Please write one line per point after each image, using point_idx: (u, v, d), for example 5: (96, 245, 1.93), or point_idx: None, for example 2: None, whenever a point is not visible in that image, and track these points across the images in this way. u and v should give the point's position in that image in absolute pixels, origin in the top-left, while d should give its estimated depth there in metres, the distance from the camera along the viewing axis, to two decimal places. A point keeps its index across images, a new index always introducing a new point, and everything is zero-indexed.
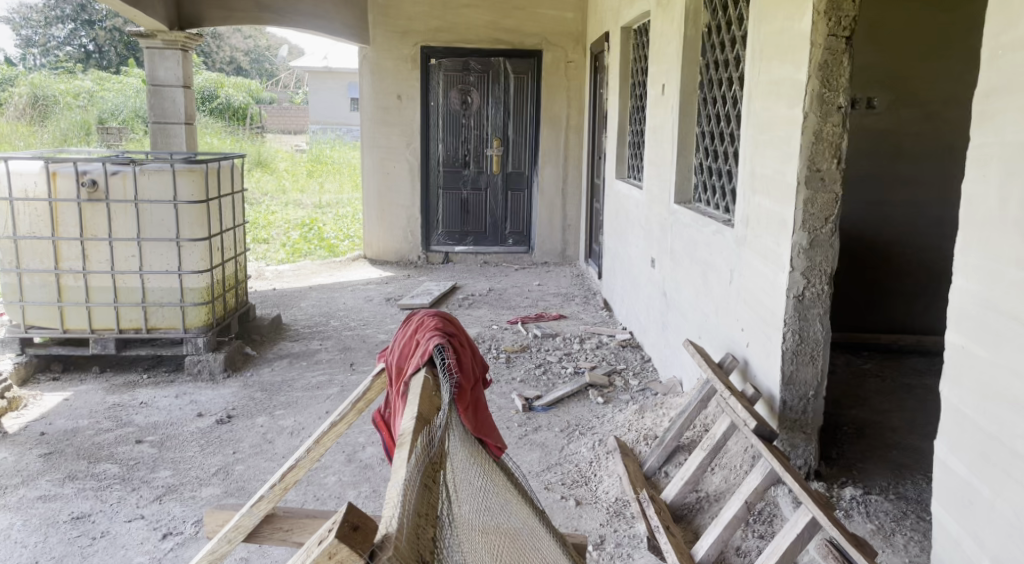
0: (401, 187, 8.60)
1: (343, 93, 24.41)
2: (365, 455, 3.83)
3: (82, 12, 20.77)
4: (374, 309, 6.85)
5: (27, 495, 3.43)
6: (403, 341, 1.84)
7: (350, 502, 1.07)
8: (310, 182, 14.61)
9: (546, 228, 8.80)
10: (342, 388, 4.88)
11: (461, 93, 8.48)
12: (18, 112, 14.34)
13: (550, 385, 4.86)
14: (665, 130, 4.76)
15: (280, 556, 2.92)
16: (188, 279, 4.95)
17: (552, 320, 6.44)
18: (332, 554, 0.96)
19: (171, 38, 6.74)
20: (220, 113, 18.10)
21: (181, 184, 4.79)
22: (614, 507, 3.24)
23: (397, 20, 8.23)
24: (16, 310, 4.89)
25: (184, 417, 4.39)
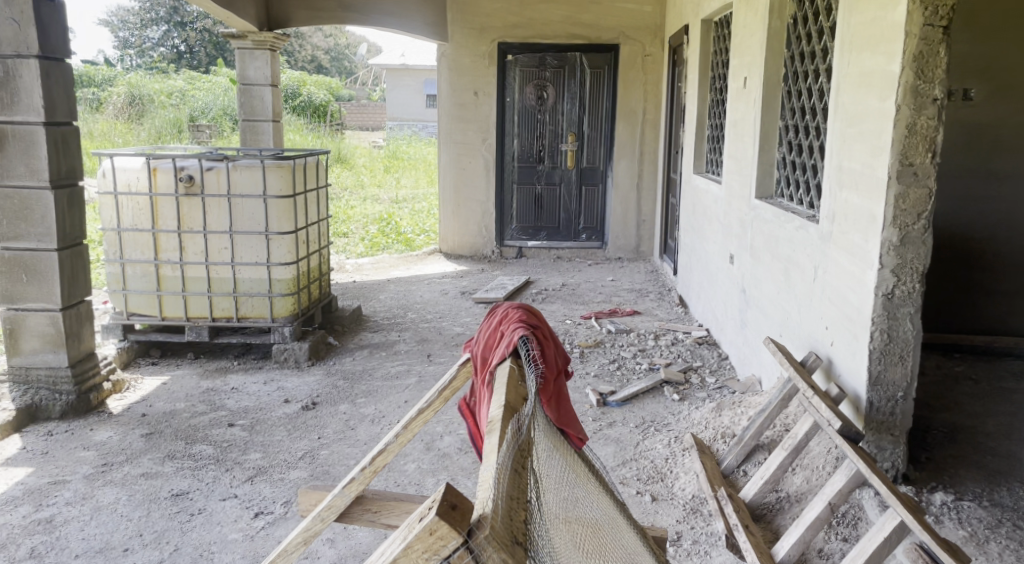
0: (477, 182, 8.68)
1: (419, 90, 24.76)
2: (443, 444, 3.92)
3: (175, 15, 21.74)
4: (450, 302, 6.96)
5: (131, 472, 3.65)
6: (487, 333, 1.88)
7: (448, 484, 1.08)
8: (387, 177, 14.92)
9: (621, 223, 8.75)
10: (419, 379, 5.00)
11: (537, 88, 8.50)
12: (117, 112, 15.20)
13: (624, 381, 4.85)
14: (746, 123, 4.68)
15: (364, 539, 3.02)
16: (276, 271, 5.15)
17: (626, 316, 6.41)
18: (433, 531, 1.00)
19: (260, 39, 7.00)
20: (302, 110, 18.67)
21: (270, 179, 4.97)
22: (691, 504, 3.23)
23: (475, 16, 8.30)
24: (119, 298, 5.16)
25: (272, 402, 4.58)
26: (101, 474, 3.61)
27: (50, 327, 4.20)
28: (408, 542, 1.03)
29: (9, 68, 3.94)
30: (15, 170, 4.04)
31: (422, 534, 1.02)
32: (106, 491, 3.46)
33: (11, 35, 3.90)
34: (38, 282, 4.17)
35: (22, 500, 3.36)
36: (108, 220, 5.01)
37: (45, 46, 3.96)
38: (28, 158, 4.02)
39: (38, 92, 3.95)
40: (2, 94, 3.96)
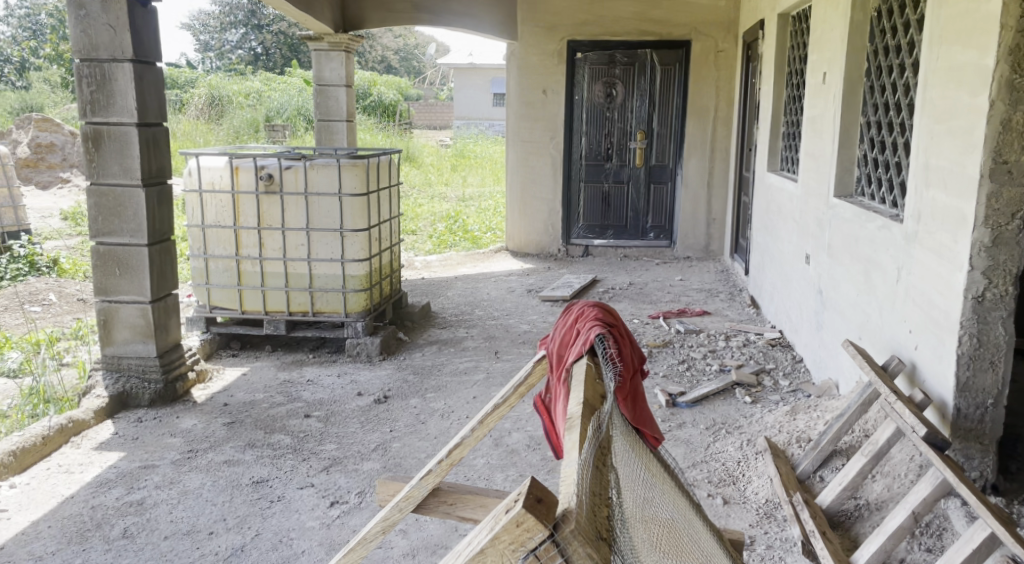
0: (544, 180, 8.69)
1: (486, 89, 24.86)
2: (511, 440, 3.95)
3: (253, 18, 22.48)
4: (517, 300, 6.99)
5: (215, 459, 3.79)
6: (563, 330, 1.88)
7: (533, 477, 1.09)
8: (454, 176, 15.04)
9: (690, 221, 8.62)
10: (487, 375, 5.04)
11: (606, 85, 8.46)
12: (197, 112, 15.79)
13: (694, 382, 4.78)
14: (825, 119, 4.56)
15: (436, 531, 3.08)
16: (350, 267, 5.27)
17: (695, 316, 6.32)
18: (519, 523, 1.02)
19: (336, 41, 7.19)
20: (372, 110, 19.00)
21: (345, 177, 5.09)
22: (765, 509, 3.17)
23: (545, 14, 8.30)
24: (202, 292, 5.36)
25: (346, 395, 4.68)
26: (187, 460, 3.76)
27: (140, 318, 4.39)
28: (493, 532, 1.05)
29: (105, 72, 4.13)
30: (110, 169, 4.23)
31: (509, 526, 1.03)
32: (192, 476, 3.61)
33: (107, 39, 4.10)
34: (130, 275, 4.36)
35: (115, 483, 3.52)
36: (193, 217, 5.20)
37: (138, 50, 4.14)
38: (121, 158, 4.21)
39: (131, 94, 4.13)
40: (99, 96, 4.15)
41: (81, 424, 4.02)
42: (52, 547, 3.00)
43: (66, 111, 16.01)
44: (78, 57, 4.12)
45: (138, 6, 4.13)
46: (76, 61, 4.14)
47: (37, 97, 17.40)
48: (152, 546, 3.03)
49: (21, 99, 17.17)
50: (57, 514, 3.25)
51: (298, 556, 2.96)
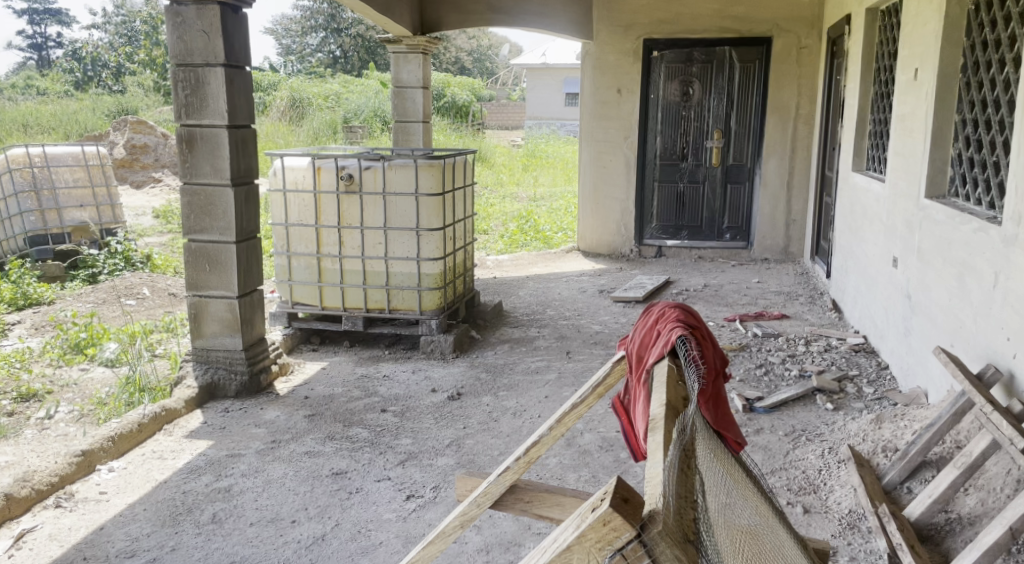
0: (617, 180, 8.63)
1: (558, 89, 24.80)
2: (584, 441, 3.93)
3: (332, 22, 23.02)
4: (588, 300, 6.96)
5: (296, 450, 3.90)
6: (643, 331, 1.85)
7: (619, 476, 1.11)
8: (525, 176, 15.07)
9: (768, 222, 8.41)
10: (559, 374, 5.04)
11: (682, 84, 8.34)
12: (280, 114, 16.28)
13: (773, 387, 4.67)
14: (916, 117, 4.38)
15: (510, 528, 3.10)
16: (425, 266, 5.35)
17: (773, 320, 6.16)
18: (607, 521, 1.04)
19: (414, 43, 7.37)
20: (446, 111, 19.26)
21: (422, 177, 5.17)
22: (848, 519, 3.08)
23: (621, 13, 8.22)
24: (285, 288, 5.52)
25: (420, 391, 4.75)
26: (271, 450, 3.89)
27: (228, 312, 4.56)
28: (580, 529, 1.08)
29: (199, 77, 4.30)
30: (202, 169, 4.41)
31: (596, 524, 1.06)
32: (275, 466, 3.72)
33: (201, 45, 4.27)
34: (218, 271, 4.54)
35: (205, 469, 3.67)
36: (277, 216, 5.35)
37: (229, 55, 4.30)
38: (212, 159, 4.39)
39: (223, 98, 4.30)
40: (193, 99, 4.33)
41: (173, 413, 4.21)
42: (147, 529, 3.15)
43: (158, 114, 16.75)
44: (174, 62, 4.31)
45: (230, 12, 4.29)
46: (172, 66, 4.32)
47: (132, 101, 18.26)
48: (238, 531, 3.14)
49: (117, 103, 18.04)
50: (151, 498, 3.40)
51: (376, 547, 3.02)
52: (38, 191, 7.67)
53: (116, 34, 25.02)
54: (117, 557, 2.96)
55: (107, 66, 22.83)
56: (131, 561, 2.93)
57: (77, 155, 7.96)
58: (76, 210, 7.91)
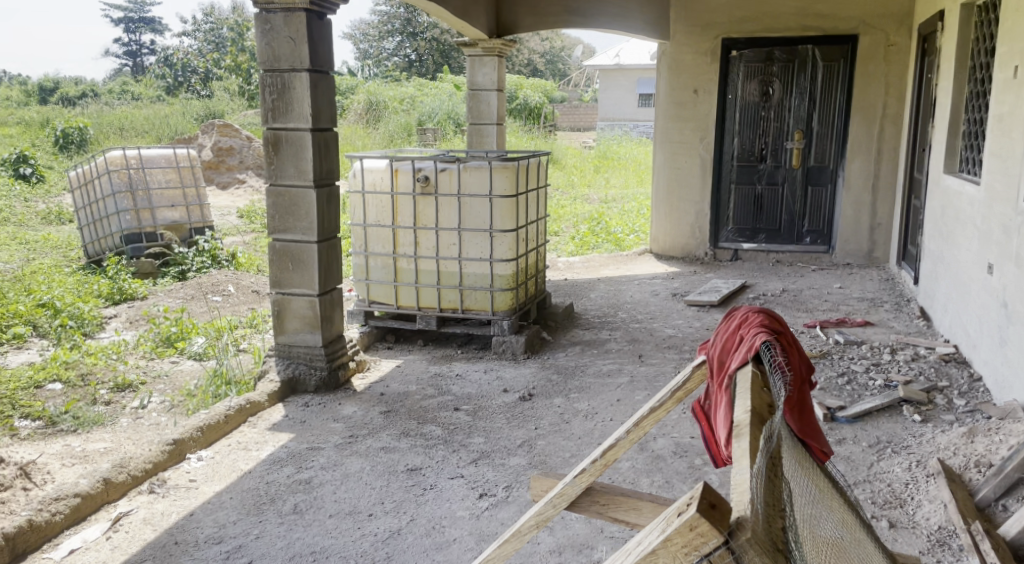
0: (693, 182, 8.49)
1: (631, 89, 24.62)
2: (657, 446, 3.88)
3: (408, 26, 23.52)
4: (661, 304, 6.88)
5: (373, 445, 3.98)
6: (725, 335, 1.80)
7: (706, 483, 1.14)
8: (596, 177, 15.01)
9: (851, 226, 8.13)
10: (631, 378, 4.99)
11: (762, 84, 8.16)
12: (357, 117, 16.66)
13: (855, 397, 4.52)
14: (1016, 116, 4.17)
15: (582, 531, 3.09)
16: (497, 267, 5.39)
17: (856, 327, 5.96)
18: (693, 527, 1.06)
19: (490, 46, 7.50)
20: (519, 112, 19.39)
21: (496, 179, 5.21)
22: (937, 536, 2.95)
23: (700, 12, 8.10)
24: (362, 287, 5.64)
25: (492, 391, 4.79)
26: (348, 444, 3.98)
27: (309, 309, 4.69)
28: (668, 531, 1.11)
29: (285, 81, 4.44)
30: (286, 171, 4.56)
31: (681, 529, 1.08)
32: (353, 460, 3.81)
33: (288, 51, 4.41)
34: (301, 270, 4.67)
35: (287, 461, 3.78)
36: (355, 216, 5.47)
37: (314, 60, 4.43)
38: (297, 160, 4.52)
39: (307, 102, 4.43)
40: (279, 103, 4.48)
41: (256, 406, 4.35)
42: (234, 517, 3.27)
43: (243, 118, 17.37)
44: (262, 67, 4.45)
45: (316, 18, 4.42)
46: (261, 71, 4.47)
47: (218, 105, 18.96)
48: (318, 522, 3.23)
49: (205, 107, 18.76)
50: (237, 487, 3.53)
51: (450, 544, 3.06)
52: (133, 191, 8.03)
53: (204, 41, 26.06)
54: (206, 542, 3.08)
55: (195, 71, 23.73)
56: (218, 547, 3.04)
57: (169, 157, 8.26)
58: (167, 210, 8.26)
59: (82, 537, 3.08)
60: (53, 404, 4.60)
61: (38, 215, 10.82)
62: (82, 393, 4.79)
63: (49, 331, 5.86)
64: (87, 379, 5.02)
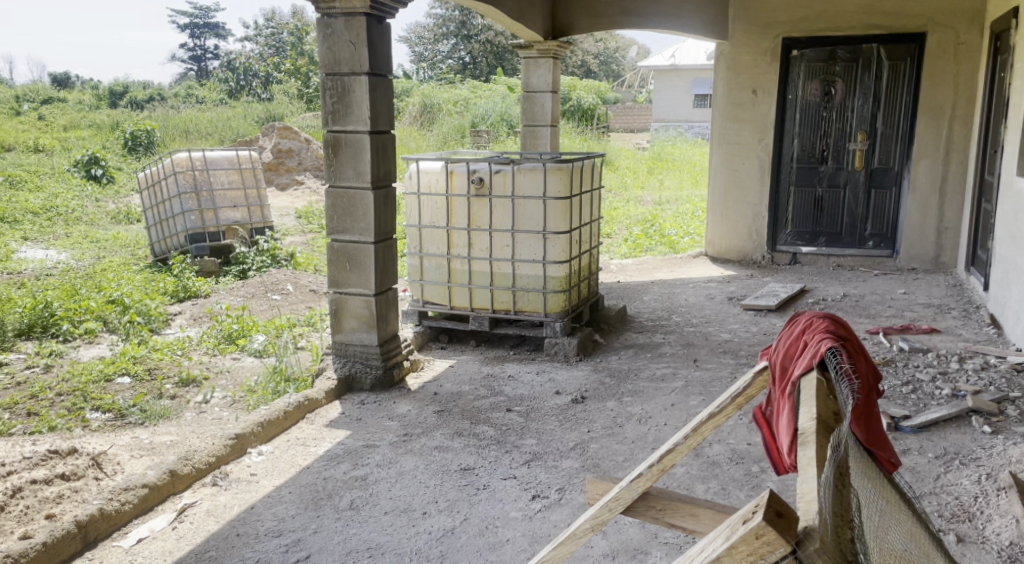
0: (750, 184, 8.37)
1: (687, 89, 24.33)
2: (713, 452, 3.83)
3: (463, 28, 23.71)
4: (716, 308, 6.78)
5: (427, 444, 4.02)
6: (789, 341, 1.76)
7: (772, 491, 1.25)
8: (650, 179, 14.88)
9: (916, 230, 7.88)
10: (686, 383, 4.93)
11: (823, 84, 7.96)
12: (412, 119, 16.83)
13: (920, 406, 4.37)
14: None
15: (636, 536, 3.06)
16: (551, 269, 5.38)
17: (921, 334, 5.77)
18: (760, 534, 1.18)
19: (545, 48, 7.51)
20: (572, 114, 19.39)
21: (550, 181, 5.19)
22: (1008, 552, 2.85)
23: (760, 12, 7.97)
24: (417, 287, 5.69)
25: (545, 393, 4.78)
26: (403, 442, 4.02)
27: (365, 309, 4.75)
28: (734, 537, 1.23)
29: (346, 85, 4.52)
30: (345, 173, 4.63)
31: (749, 538, 1.20)
32: (407, 458, 3.85)
33: (348, 55, 4.48)
34: (359, 270, 4.74)
35: (343, 458, 3.84)
36: (411, 217, 5.53)
37: (373, 64, 4.50)
38: (356, 163, 4.59)
39: (366, 104, 4.49)
40: (339, 106, 4.56)
41: (315, 403, 4.44)
42: (292, 511, 3.33)
43: (302, 120, 17.73)
44: (324, 71, 4.54)
45: (375, 23, 4.48)
46: (322, 75, 4.56)
47: (278, 108, 19.39)
48: (374, 519, 3.27)
49: (265, 110, 19.19)
50: (296, 481, 3.60)
51: (504, 544, 3.06)
52: (198, 192, 8.27)
53: (265, 46, 26.70)
54: (266, 535, 3.14)
55: (256, 75, 24.32)
56: (277, 540, 3.11)
57: (232, 159, 8.48)
58: (230, 210, 8.48)
59: (149, 526, 3.18)
60: (122, 397, 4.76)
61: (108, 215, 11.23)
62: (149, 388, 4.95)
63: (118, 326, 6.07)
64: (154, 374, 5.18)
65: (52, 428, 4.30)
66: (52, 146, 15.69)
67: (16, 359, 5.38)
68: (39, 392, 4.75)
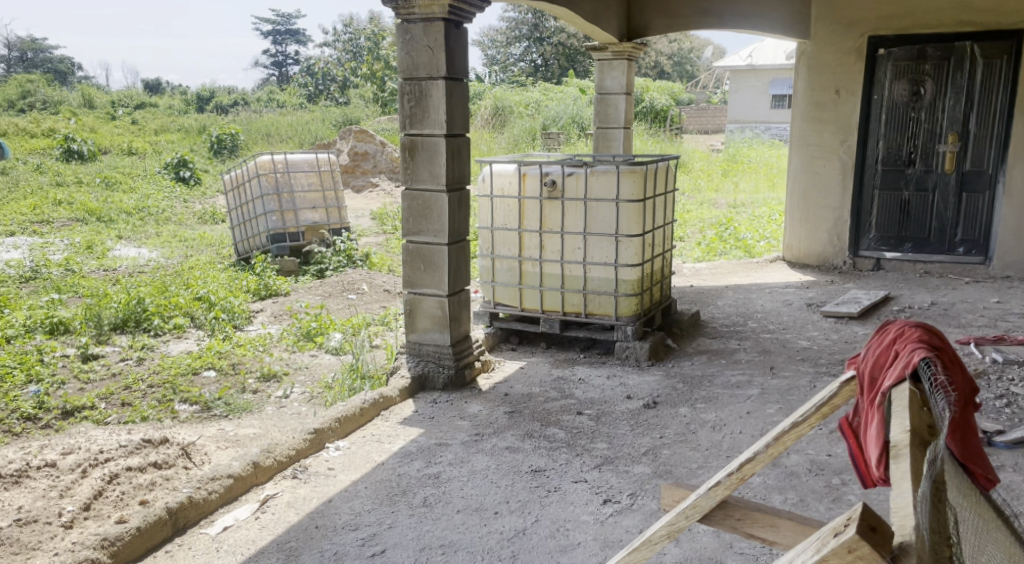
0: (831, 188, 8.14)
1: (764, 90, 23.73)
2: (790, 462, 3.72)
3: (535, 31, 23.77)
4: (794, 314, 6.61)
5: (498, 444, 4.04)
6: (878, 351, 1.70)
7: (865, 504, 1.33)
8: (725, 181, 14.59)
9: (1011, 236, 7.48)
10: (762, 390, 4.81)
11: (911, 83, 7.63)
12: (484, 121, 16.93)
13: (1015, 422, 4.15)
14: None
15: (710, 545, 3.01)
16: (622, 272, 5.33)
17: (1016, 346, 5.47)
18: (853, 549, 1.28)
19: (620, 50, 7.47)
20: (644, 116, 19.21)
21: (624, 183, 5.14)
22: None
23: (845, 9, 7.75)
24: (488, 288, 5.74)
25: (616, 397, 4.74)
26: (474, 442, 4.05)
27: (439, 310, 4.81)
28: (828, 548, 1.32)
29: (423, 89, 4.58)
30: (421, 176, 4.70)
31: (841, 551, 1.29)
32: (479, 458, 3.88)
33: (426, 59, 4.54)
34: (433, 270, 4.80)
35: (416, 455, 3.89)
36: (484, 219, 5.57)
37: (450, 69, 4.54)
38: (431, 166, 4.65)
39: (443, 108, 4.54)
40: (417, 110, 4.62)
41: (389, 400, 4.51)
42: (368, 506, 3.40)
43: (377, 123, 18.06)
44: (403, 76, 4.62)
45: (453, 28, 4.53)
46: (401, 80, 4.64)
47: (354, 113, 19.82)
48: (446, 516, 3.31)
49: (343, 115, 19.65)
50: (371, 477, 3.67)
51: (575, 547, 3.05)
52: (279, 194, 8.51)
53: (343, 51, 27.33)
54: (343, 528, 3.22)
55: (334, 80, 24.96)
56: (354, 533, 3.17)
57: (311, 162, 8.72)
58: (309, 211, 8.70)
59: (234, 515, 3.29)
60: (208, 390, 4.96)
61: (195, 215, 11.69)
62: (233, 382, 5.12)
63: (204, 322, 6.31)
64: (237, 368, 5.37)
65: (145, 418, 4.50)
66: (144, 150, 16.44)
67: (111, 352, 5.66)
68: (132, 383, 4.98)
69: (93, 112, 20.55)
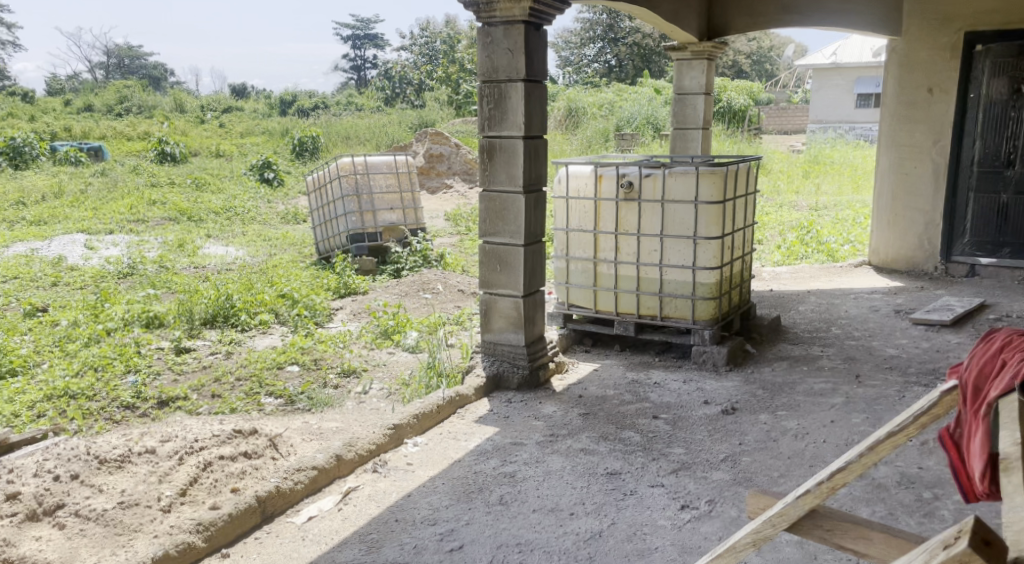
0: (923, 189, 7.82)
1: (848, 89, 22.92)
2: (877, 473, 3.58)
3: (610, 32, 23.65)
4: (881, 320, 6.36)
5: (573, 445, 4.02)
6: (985, 359, 1.65)
7: (976, 516, 1.29)
8: (806, 183, 14.17)
9: None
10: (847, 399, 4.65)
11: (1012, 81, 7.18)
12: (557, 123, 16.91)
13: None
14: None
15: (793, 555, 2.92)
16: (700, 275, 5.24)
17: None
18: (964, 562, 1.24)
19: (699, 49, 7.35)
20: (722, 116, 18.84)
21: (703, 185, 5.06)
22: None
23: (941, 5, 7.43)
24: (563, 289, 5.73)
25: (693, 402, 4.66)
26: (550, 442, 4.05)
27: (514, 310, 4.82)
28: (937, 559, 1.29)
29: (502, 91, 4.61)
30: (499, 177, 4.73)
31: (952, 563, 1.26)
32: (554, 458, 3.87)
33: (506, 62, 4.56)
34: (509, 272, 4.82)
35: (492, 454, 3.92)
36: (559, 220, 5.56)
37: (530, 71, 4.55)
38: (509, 168, 4.67)
39: (521, 110, 4.55)
40: (495, 113, 4.65)
41: (465, 398, 4.55)
42: (445, 502, 3.43)
43: (453, 125, 18.27)
44: (482, 78, 4.66)
45: (533, 30, 4.54)
46: (480, 82, 4.68)
47: (430, 115, 20.11)
48: (522, 516, 3.31)
49: (419, 117, 19.98)
50: (448, 474, 3.70)
51: (653, 552, 3.01)
52: (359, 195, 8.70)
53: (419, 54, 27.79)
54: (421, 523, 3.26)
55: (410, 83, 25.43)
56: (433, 528, 3.21)
57: (389, 163, 8.89)
58: (387, 212, 8.87)
59: (318, 505, 3.38)
60: (292, 384, 5.11)
61: (279, 215, 12.07)
62: (315, 376, 5.27)
63: (288, 319, 6.51)
64: (319, 363, 5.51)
65: (233, 409, 4.67)
66: (231, 152, 17.08)
67: (201, 345, 5.89)
68: (222, 376, 5.18)
69: (184, 116, 21.49)
